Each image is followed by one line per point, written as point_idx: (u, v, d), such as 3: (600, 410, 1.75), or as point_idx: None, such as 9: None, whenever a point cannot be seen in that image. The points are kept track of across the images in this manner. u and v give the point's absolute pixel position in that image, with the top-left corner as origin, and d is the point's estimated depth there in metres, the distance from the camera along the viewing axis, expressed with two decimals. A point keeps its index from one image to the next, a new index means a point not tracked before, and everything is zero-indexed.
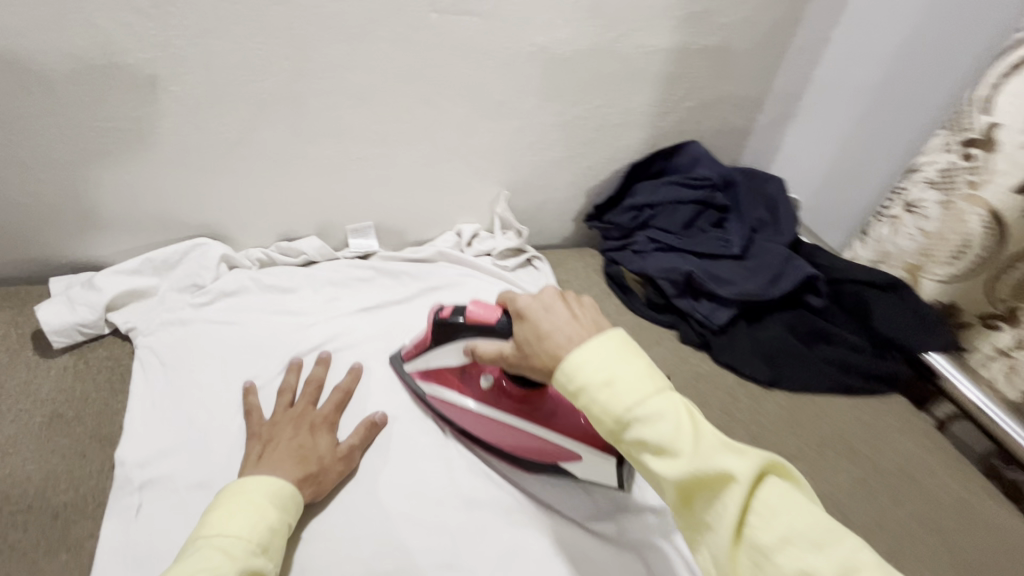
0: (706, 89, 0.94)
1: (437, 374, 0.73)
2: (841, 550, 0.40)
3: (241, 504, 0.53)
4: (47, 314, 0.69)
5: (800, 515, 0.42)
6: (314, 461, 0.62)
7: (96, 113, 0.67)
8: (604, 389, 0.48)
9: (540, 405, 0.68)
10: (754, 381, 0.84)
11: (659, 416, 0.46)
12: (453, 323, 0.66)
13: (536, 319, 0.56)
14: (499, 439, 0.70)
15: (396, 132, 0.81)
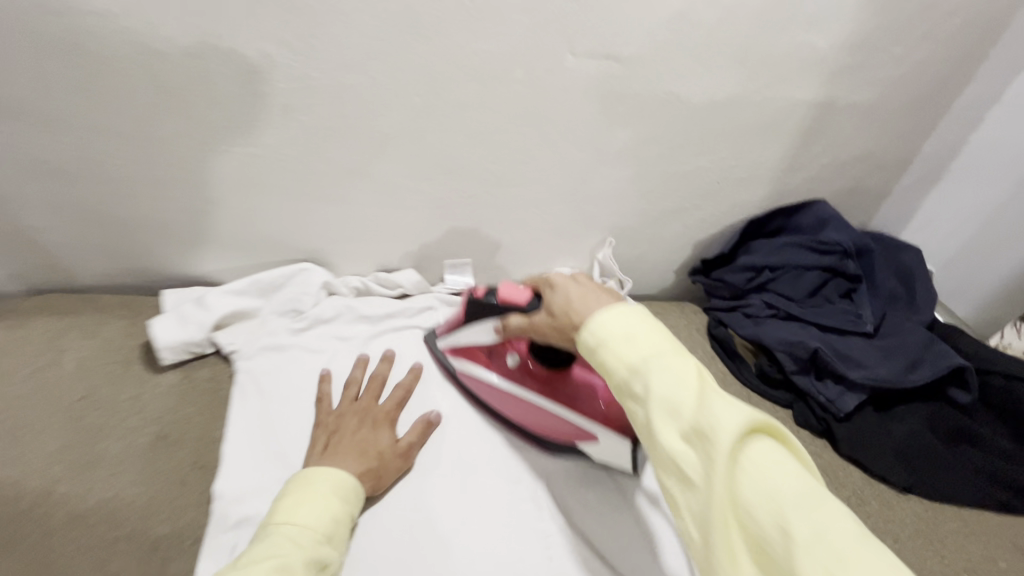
0: (844, 147, 0.86)
1: (468, 351, 0.77)
2: (828, 521, 0.37)
3: (311, 496, 0.56)
4: (160, 329, 0.69)
5: (787, 477, 0.40)
6: (374, 457, 0.65)
7: (229, 138, 0.67)
8: (623, 345, 0.48)
9: (560, 383, 0.72)
10: (882, 481, 0.74)
11: (669, 369, 0.45)
12: (487, 303, 0.69)
13: (565, 288, 0.58)
14: (522, 416, 0.74)
15: (510, 173, 0.78)
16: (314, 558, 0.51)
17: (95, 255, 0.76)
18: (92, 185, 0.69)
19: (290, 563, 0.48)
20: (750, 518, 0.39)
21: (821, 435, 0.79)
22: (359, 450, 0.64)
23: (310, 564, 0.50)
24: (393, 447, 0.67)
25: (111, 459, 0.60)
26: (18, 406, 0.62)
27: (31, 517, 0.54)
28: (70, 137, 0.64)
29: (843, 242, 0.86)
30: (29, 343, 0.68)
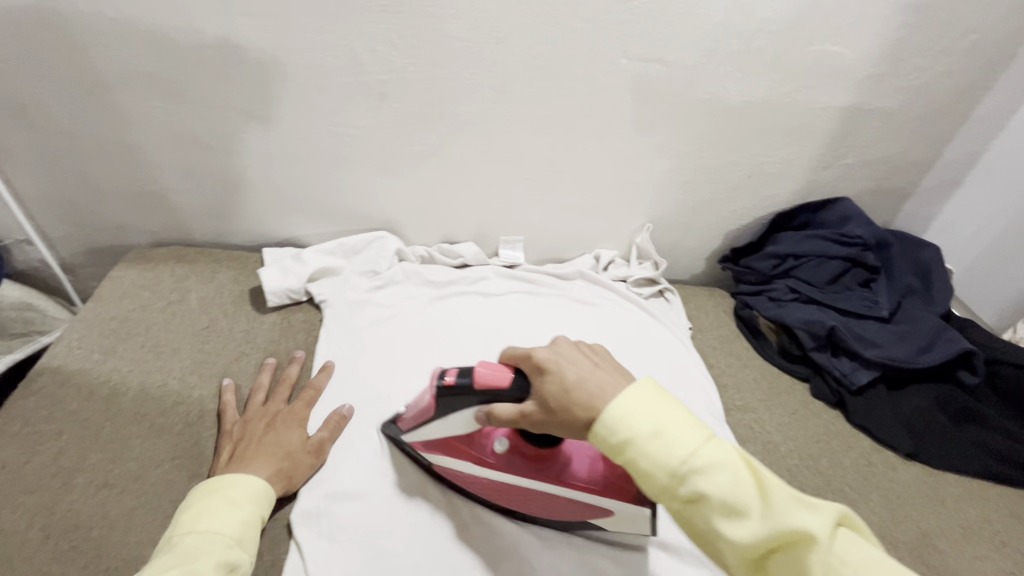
0: (868, 149, 0.94)
1: (445, 443, 0.64)
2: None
3: (224, 503, 0.53)
4: (268, 278, 0.83)
5: (873, 567, 0.42)
6: (284, 455, 0.62)
7: (333, 119, 0.81)
8: (658, 449, 0.45)
9: (555, 460, 0.60)
10: (890, 448, 0.82)
11: (722, 473, 0.44)
12: (457, 390, 0.56)
13: (559, 369, 0.52)
14: (521, 501, 0.63)
15: (563, 160, 0.89)
16: (223, 559, 0.48)
17: (211, 215, 0.91)
18: (220, 155, 0.83)
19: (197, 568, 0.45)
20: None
21: (834, 406, 0.87)
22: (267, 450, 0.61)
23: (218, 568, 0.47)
24: (303, 443, 0.65)
25: (230, 376, 0.73)
26: (158, 328, 0.76)
27: (175, 411, 0.67)
28: (211, 114, 0.79)
29: (865, 235, 0.93)
30: (162, 283, 0.81)
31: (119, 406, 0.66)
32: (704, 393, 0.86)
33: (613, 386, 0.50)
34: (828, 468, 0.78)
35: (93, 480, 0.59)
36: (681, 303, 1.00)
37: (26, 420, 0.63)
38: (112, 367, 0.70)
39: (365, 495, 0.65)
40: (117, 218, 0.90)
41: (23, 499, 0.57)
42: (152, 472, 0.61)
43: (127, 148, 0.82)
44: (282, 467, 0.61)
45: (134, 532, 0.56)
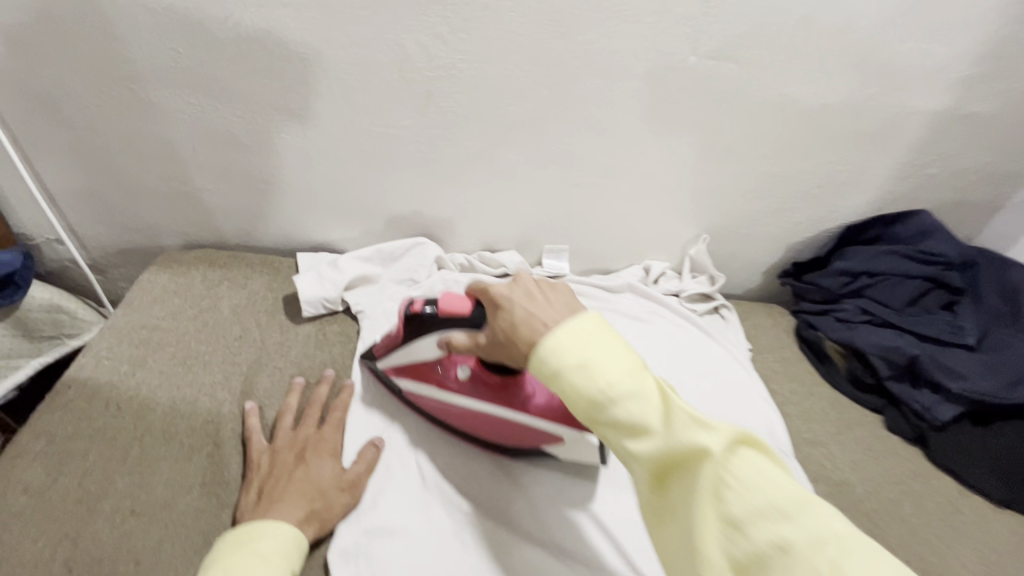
0: (957, 157, 0.85)
1: (413, 370, 0.66)
2: (820, 527, 0.36)
3: (250, 559, 0.48)
4: (305, 286, 0.78)
5: (773, 489, 0.38)
6: (315, 495, 0.57)
7: (375, 119, 0.75)
8: (581, 375, 0.44)
9: (518, 390, 0.62)
10: (981, 495, 0.74)
11: (631, 393, 0.43)
12: (424, 315, 0.59)
13: (511, 303, 0.51)
14: (481, 429, 0.65)
15: (618, 165, 0.83)
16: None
17: (244, 216, 0.87)
18: (255, 155, 0.79)
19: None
20: (743, 538, 0.38)
21: (913, 442, 0.80)
22: (296, 491, 0.56)
23: None
24: (335, 477, 0.60)
25: (262, 392, 0.68)
26: (189, 338, 0.72)
27: (206, 431, 0.63)
28: (247, 111, 0.74)
29: (949, 253, 0.84)
30: (194, 289, 0.77)
31: (147, 424, 0.62)
32: (767, 423, 0.79)
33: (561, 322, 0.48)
34: (909, 515, 0.72)
35: (119, 507, 0.55)
36: (738, 321, 0.94)
37: (51, 437, 0.59)
38: (141, 381, 0.66)
39: (405, 531, 0.59)
40: (148, 217, 0.87)
41: (47, 527, 0.53)
42: (181, 499, 0.57)
43: (159, 146, 0.78)
44: (313, 509, 0.56)
45: (162, 568, 0.52)
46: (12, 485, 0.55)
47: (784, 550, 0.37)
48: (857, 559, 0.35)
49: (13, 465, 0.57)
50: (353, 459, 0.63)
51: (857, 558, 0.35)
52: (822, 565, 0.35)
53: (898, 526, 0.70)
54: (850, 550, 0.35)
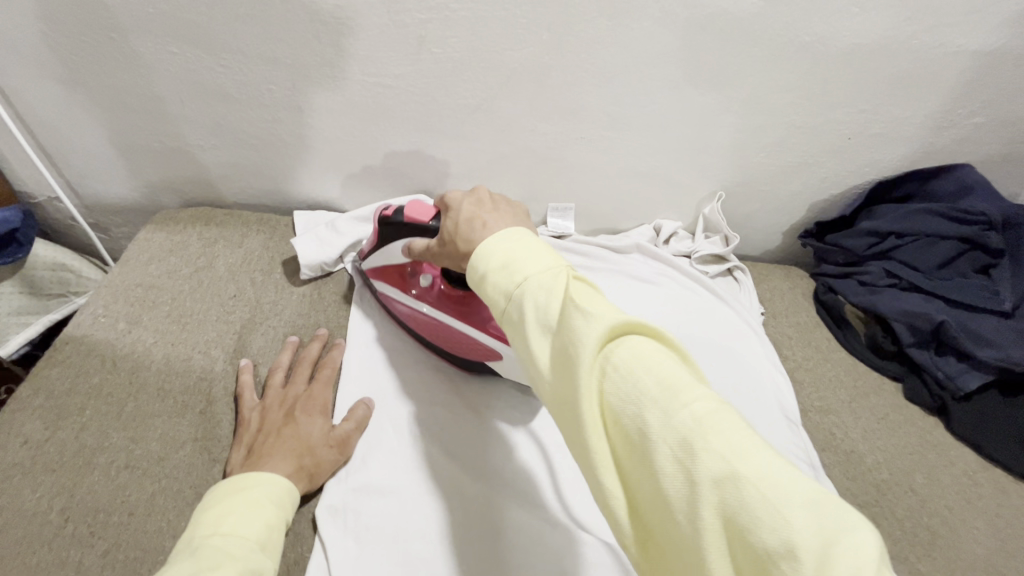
0: (1008, 105, 0.76)
1: (385, 273, 0.70)
2: (686, 410, 0.33)
3: (250, 506, 0.48)
4: (303, 247, 0.75)
5: (652, 374, 0.34)
6: (306, 450, 0.57)
7: (368, 68, 0.71)
8: (501, 272, 0.44)
9: (475, 306, 0.65)
10: (1002, 469, 0.70)
11: (539, 284, 0.41)
12: (390, 222, 0.63)
13: (457, 207, 0.54)
14: (432, 338, 0.69)
15: (628, 116, 0.77)
16: (249, 564, 0.42)
17: (240, 173, 0.85)
18: (247, 109, 0.76)
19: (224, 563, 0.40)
20: (619, 427, 0.35)
21: (932, 413, 0.76)
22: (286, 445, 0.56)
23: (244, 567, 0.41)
24: (325, 435, 0.59)
25: (256, 350, 0.68)
26: (185, 297, 0.71)
27: (199, 388, 0.63)
28: (235, 62, 0.71)
29: (990, 211, 0.77)
30: (189, 247, 0.76)
31: (143, 381, 0.63)
32: (777, 390, 0.76)
33: (498, 221, 0.49)
34: (922, 486, 0.68)
35: (114, 461, 0.56)
36: (751, 283, 0.89)
37: (50, 393, 0.60)
38: (136, 338, 0.66)
39: (393, 491, 0.59)
40: (145, 176, 0.86)
41: (45, 478, 0.54)
42: (174, 453, 0.58)
43: (149, 99, 0.75)
44: (302, 464, 0.56)
45: (154, 519, 0.54)
46: (12, 438, 0.57)
47: (645, 434, 0.33)
48: (718, 441, 0.31)
49: (14, 418, 0.58)
50: (344, 415, 0.62)
51: (719, 440, 0.31)
52: (680, 447, 0.32)
53: (909, 497, 0.67)
54: (714, 432, 0.31)
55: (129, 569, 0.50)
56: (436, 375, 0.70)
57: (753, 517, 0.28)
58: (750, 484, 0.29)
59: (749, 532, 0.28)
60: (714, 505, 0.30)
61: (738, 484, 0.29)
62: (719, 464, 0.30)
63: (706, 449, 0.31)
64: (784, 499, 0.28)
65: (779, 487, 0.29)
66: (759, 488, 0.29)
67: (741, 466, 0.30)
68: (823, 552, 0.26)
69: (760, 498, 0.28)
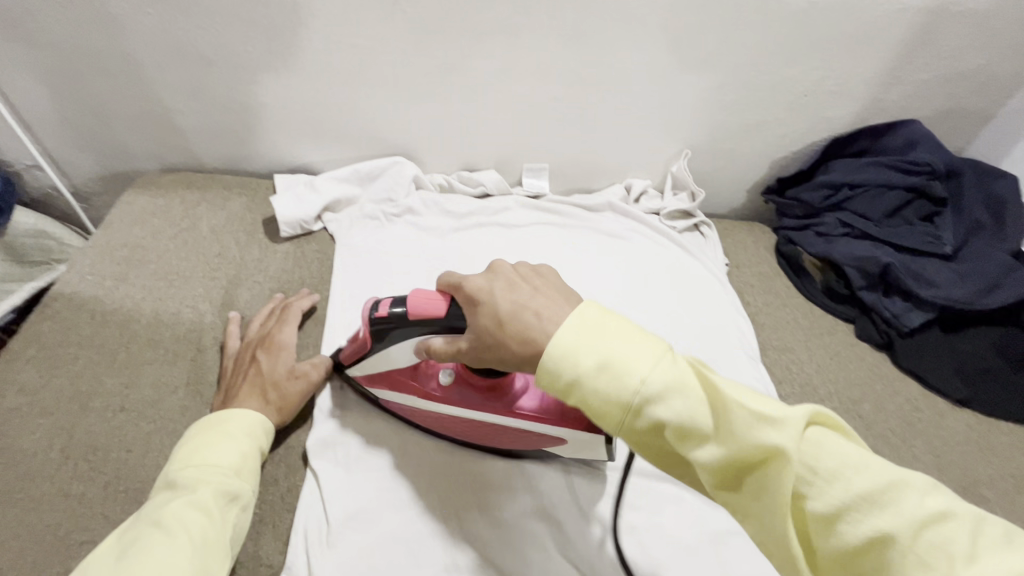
0: (950, 61, 0.81)
1: (392, 379, 0.60)
2: (911, 506, 0.32)
3: (215, 435, 0.51)
4: (281, 205, 0.78)
5: (858, 473, 0.34)
6: (270, 389, 0.59)
7: (342, 29, 0.73)
8: (606, 374, 0.39)
9: (508, 391, 0.57)
10: (941, 395, 0.77)
11: (678, 389, 0.38)
12: (392, 320, 0.53)
13: (491, 297, 0.47)
14: (476, 436, 0.60)
15: (596, 76, 0.80)
16: (224, 489, 0.47)
17: (219, 138, 0.86)
18: (224, 72, 0.77)
19: (199, 499, 0.44)
20: (831, 531, 0.34)
21: (880, 348, 0.82)
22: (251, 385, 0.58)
23: (217, 497, 0.46)
24: (289, 370, 0.61)
25: (242, 304, 0.71)
26: (170, 256, 0.73)
27: (188, 338, 0.66)
28: (209, 24, 0.72)
29: (934, 161, 0.82)
30: (172, 209, 0.78)
31: (133, 333, 0.65)
32: (740, 333, 0.81)
33: (552, 308, 0.44)
34: (869, 413, 0.75)
35: (109, 404, 0.59)
36: (717, 237, 0.94)
37: (42, 344, 0.62)
38: (124, 294, 0.68)
39: (380, 427, 0.63)
40: (123, 142, 0.86)
41: (43, 421, 0.57)
42: (167, 397, 0.61)
43: (123, 63, 0.76)
44: (269, 399, 0.58)
45: (151, 456, 0.57)
46: (9, 386, 0.59)
47: (877, 540, 0.32)
48: (961, 536, 0.31)
49: (8, 368, 0.60)
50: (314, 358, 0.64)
51: (962, 534, 0.31)
52: (927, 554, 0.31)
53: (857, 423, 0.74)
54: (949, 528, 0.31)
55: (131, 498, 0.54)
56: None
57: None
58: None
59: None
60: None
61: None
62: (976, 563, 0.30)
63: (955, 550, 0.31)
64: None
65: None
66: None
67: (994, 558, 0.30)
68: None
69: None
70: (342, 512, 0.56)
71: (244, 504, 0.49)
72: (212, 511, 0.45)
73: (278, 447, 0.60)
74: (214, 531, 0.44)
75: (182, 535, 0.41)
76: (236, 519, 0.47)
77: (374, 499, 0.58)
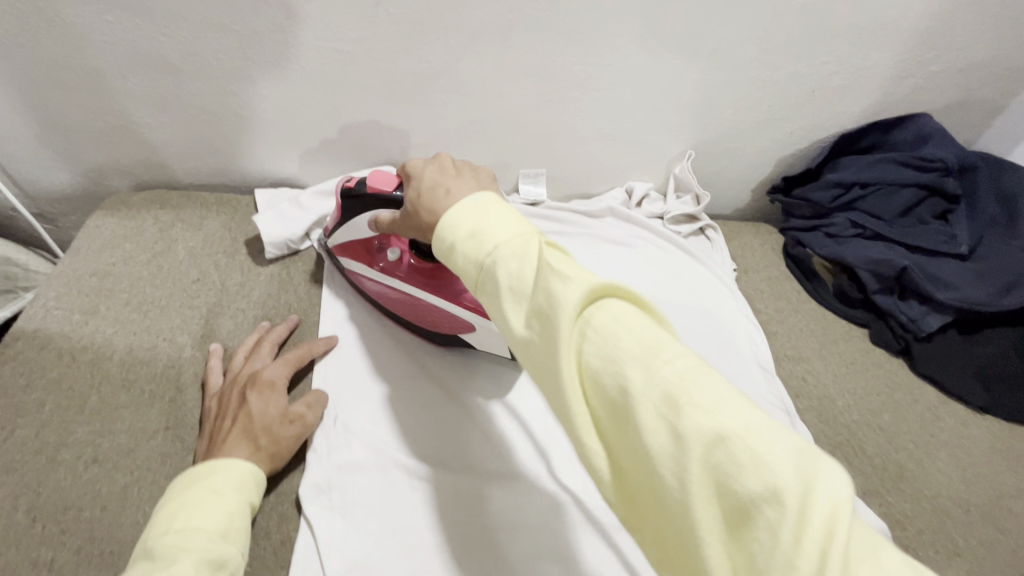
0: (963, 52, 0.78)
1: (351, 249, 0.67)
2: (666, 363, 0.30)
3: (200, 491, 0.46)
4: (266, 225, 0.72)
5: (632, 330, 0.32)
6: (262, 432, 0.54)
7: (322, 33, 0.68)
8: (470, 239, 0.40)
9: (446, 278, 0.63)
10: (962, 402, 0.74)
11: (511, 252, 0.37)
12: (356, 194, 0.60)
13: (421, 176, 0.50)
14: (404, 311, 0.67)
15: (595, 76, 0.76)
16: (208, 556, 0.42)
17: (192, 151, 0.80)
18: (194, 81, 0.71)
19: (179, 567, 0.39)
20: (595, 389, 0.32)
21: (897, 354, 0.79)
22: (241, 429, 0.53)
23: (200, 565, 0.41)
24: (282, 413, 0.57)
25: (225, 334, 0.66)
26: (143, 284, 0.68)
27: (166, 376, 0.61)
28: (175, 29, 0.66)
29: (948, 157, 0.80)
30: (144, 232, 0.72)
31: (105, 372, 0.60)
32: (752, 343, 0.78)
33: (459, 188, 0.45)
34: (889, 424, 0.72)
35: (80, 456, 0.54)
36: (723, 241, 0.90)
37: (4, 391, 0.57)
38: (94, 329, 0.63)
39: (377, 466, 0.59)
40: (88, 158, 0.80)
41: (7, 479, 0.52)
42: (145, 444, 0.56)
43: (83, 72, 0.70)
44: (260, 444, 0.54)
45: (129, 512, 0.52)
46: None
47: (627, 395, 0.30)
48: (703, 397, 0.29)
49: None
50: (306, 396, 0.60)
51: (702, 394, 0.29)
52: (663, 403, 0.29)
53: (877, 436, 0.71)
54: (698, 387, 0.29)
55: (107, 562, 0.49)
56: (416, 352, 0.69)
57: (740, 464, 0.27)
58: (743, 441, 0.27)
59: (734, 478, 0.27)
60: (705, 461, 0.28)
61: (729, 438, 0.27)
62: (705, 420, 0.28)
63: (692, 405, 0.29)
64: (760, 443, 0.27)
65: (762, 438, 0.27)
66: (746, 441, 0.27)
67: (725, 420, 0.28)
68: (803, 495, 0.25)
69: (745, 448, 0.27)
70: (340, 566, 0.51)
71: (231, 573, 0.43)
72: None
73: (270, 494, 0.56)
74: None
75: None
76: None
77: (375, 549, 0.53)
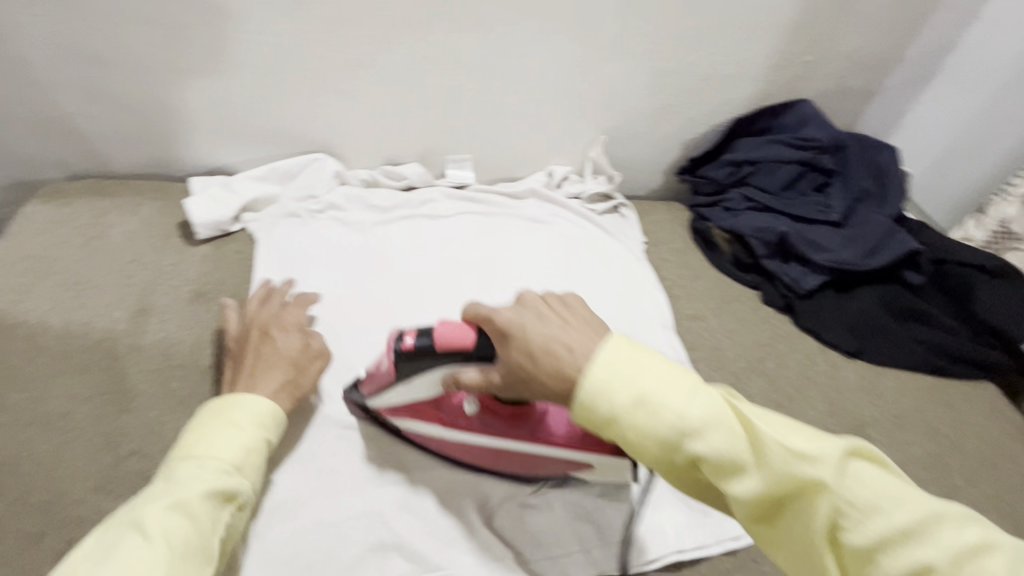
0: (830, 44, 0.89)
1: (414, 410, 0.62)
2: (934, 529, 0.35)
3: (218, 423, 0.51)
4: (195, 208, 0.77)
5: (884, 496, 0.37)
6: (291, 364, 0.61)
7: (247, 26, 0.73)
8: (637, 408, 0.42)
9: (530, 418, 0.59)
10: (835, 349, 0.84)
11: (710, 424, 0.41)
12: (415, 352, 0.54)
13: (523, 331, 0.48)
14: (493, 462, 0.63)
15: (508, 67, 0.83)
16: (221, 485, 0.47)
17: (123, 142, 0.83)
18: (125, 74, 0.75)
19: (191, 496, 0.44)
20: (855, 555, 0.37)
21: (783, 311, 0.89)
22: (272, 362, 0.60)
23: (214, 494, 0.46)
24: (303, 347, 0.64)
25: (160, 309, 0.70)
26: (78, 265, 0.71)
27: (101, 347, 0.65)
28: (106, 24, 0.70)
29: (822, 137, 0.90)
30: (78, 217, 0.75)
31: (41, 345, 0.63)
32: (656, 307, 0.86)
33: (577, 341, 0.46)
34: (771, 370, 0.81)
35: (17, 418, 0.58)
36: (635, 219, 0.98)
37: None
38: (29, 307, 0.66)
39: (304, 419, 0.65)
40: (18, 150, 0.82)
41: None
42: (80, 408, 0.60)
43: (13, 65, 0.73)
44: (289, 373, 0.61)
45: (65, 465, 0.56)
46: None
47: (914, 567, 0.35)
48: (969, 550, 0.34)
49: None
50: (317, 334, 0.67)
51: (992, 557, 0.34)
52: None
53: (760, 380, 0.80)
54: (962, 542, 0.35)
55: (43, 509, 0.53)
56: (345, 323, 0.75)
57: None
58: None
59: None
60: None
61: None
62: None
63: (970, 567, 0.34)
64: None
65: None
66: None
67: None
68: None
69: None
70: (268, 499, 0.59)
71: (241, 500, 0.48)
72: (198, 511, 0.44)
73: None
74: (199, 533, 0.43)
75: (162, 539, 0.41)
76: (229, 517, 0.47)
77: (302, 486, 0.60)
